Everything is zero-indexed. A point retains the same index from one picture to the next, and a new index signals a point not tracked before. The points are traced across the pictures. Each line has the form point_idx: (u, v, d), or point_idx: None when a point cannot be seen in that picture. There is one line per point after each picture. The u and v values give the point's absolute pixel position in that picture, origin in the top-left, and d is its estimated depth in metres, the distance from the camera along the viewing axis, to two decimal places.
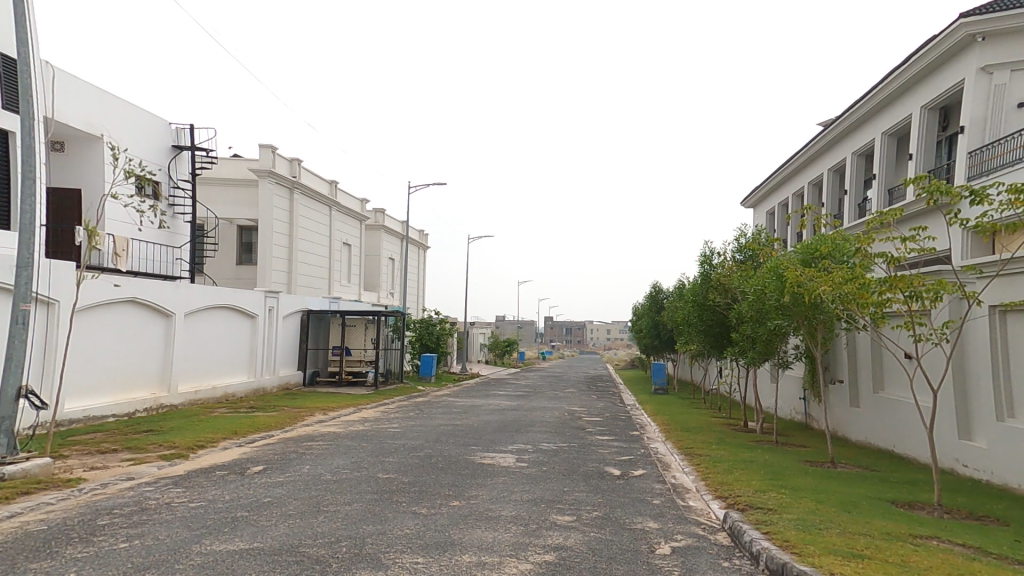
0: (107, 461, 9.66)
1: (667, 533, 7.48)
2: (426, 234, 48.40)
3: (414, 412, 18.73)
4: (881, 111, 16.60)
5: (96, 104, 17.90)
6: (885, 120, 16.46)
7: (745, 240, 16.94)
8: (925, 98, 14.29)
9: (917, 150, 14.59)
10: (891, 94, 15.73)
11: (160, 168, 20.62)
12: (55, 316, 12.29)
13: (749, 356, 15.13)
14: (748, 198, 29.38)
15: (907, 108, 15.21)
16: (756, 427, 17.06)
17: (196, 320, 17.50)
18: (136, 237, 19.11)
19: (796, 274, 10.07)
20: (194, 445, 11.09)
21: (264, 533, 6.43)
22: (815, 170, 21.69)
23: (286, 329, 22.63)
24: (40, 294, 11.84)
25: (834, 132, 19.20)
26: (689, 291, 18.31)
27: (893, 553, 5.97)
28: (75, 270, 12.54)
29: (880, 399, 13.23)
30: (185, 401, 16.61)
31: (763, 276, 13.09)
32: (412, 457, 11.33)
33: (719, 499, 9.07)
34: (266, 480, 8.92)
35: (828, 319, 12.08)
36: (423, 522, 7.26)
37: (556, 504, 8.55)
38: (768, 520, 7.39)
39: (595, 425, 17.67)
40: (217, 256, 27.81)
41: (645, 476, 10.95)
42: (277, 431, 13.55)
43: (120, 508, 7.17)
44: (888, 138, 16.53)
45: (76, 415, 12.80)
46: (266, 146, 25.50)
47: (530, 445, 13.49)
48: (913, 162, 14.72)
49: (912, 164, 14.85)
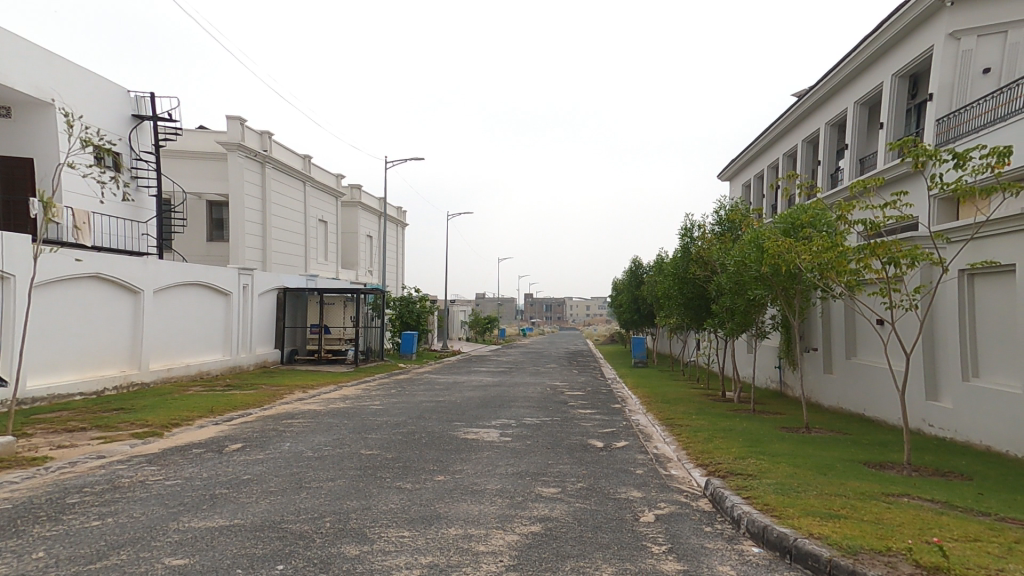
0: (75, 440, 9.34)
1: (651, 501, 7.57)
2: (404, 211, 47.73)
3: (396, 389, 18.64)
4: (854, 80, 16.68)
5: (46, 67, 16.85)
6: (856, 90, 16.58)
7: (725, 212, 16.95)
8: (894, 67, 14.42)
9: (888, 119, 14.72)
10: (863, 63, 15.81)
11: (121, 138, 19.67)
12: (10, 291, 11.69)
13: (728, 328, 15.32)
14: (725, 170, 29.47)
15: (879, 77, 15.26)
16: (734, 397, 17.40)
17: (166, 296, 16.95)
18: (97, 211, 18.29)
19: (776, 243, 10.10)
20: (168, 423, 10.82)
21: (245, 510, 6.29)
22: (790, 142, 21.82)
23: (262, 306, 22.15)
24: None
25: (808, 103, 19.27)
26: (669, 265, 18.37)
27: (868, 512, 6.13)
28: (30, 242, 11.90)
29: (852, 365, 13.58)
30: (157, 378, 16.20)
31: (743, 247, 13.17)
32: (396, 433, 11.25)
33: (700, 467, 9.23)
34: (245, 458, 8.75)
35: (805, 288, 12.26)
36: (409, 497, 7.20)
37: (541, 476, 8.59)
38: (749, 485, 7.53)
39: (577, 399, 17.84)
40: (187, 232, 26.95)
41: (627, 447, 11.08)
42: (255, 408, 13.33)
43: (90, 487, 6.92)
44: (860, 107, 16.61)
45: (40, 393, 12.34)
46: (234, 116, 24.54)
47: (514, 420, 13.53)
48: (884, 131, 14.85)
49: (883, 133, 14.99)
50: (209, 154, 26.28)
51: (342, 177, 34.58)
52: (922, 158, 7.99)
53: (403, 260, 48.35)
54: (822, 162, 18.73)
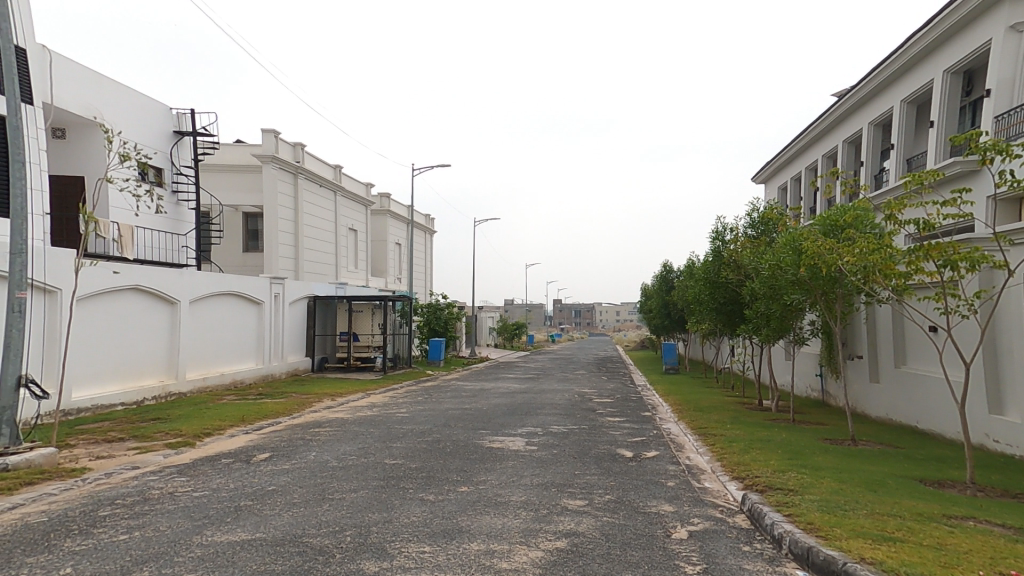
0: (112, 450, 9.53)
1: (684, 516, 7.22)
2: (432, 218, 48.19)
3: (423, 396, 18.63)
4: (901, 77, 15.86)
5: (94, 88, 17.55)
6: (903, 88, 15.80)
7: (758, 213, 16.39)
8: (947, 62, 13.67)
9: (939, 116, 13.96)
10: (911, 60, 15.07)
11: (163, 154, 20.36)
12: (52, 304, 12.07)
13: (763, 334, 14.72)
14: (759, 172, 28.55)
15: (929, 73, 14.49)
16: (771, 405, 16.71)
17: (202, 306, 17.36)
18: (138, 224, 18.90)
19: (816, 245, 9.63)
20: (200, 433, 10.96)
21: (267, 523, 6.24)
22: (830, 143, 20.96)
23: (293, 315, 22.52)
24: (35, 281, 11.65)
25: (849, 102, 18.46)
26: (700, 269, 17.84)
27: (926, 535, 5.65)
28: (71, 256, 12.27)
29: (902, 373, 12.82)
30: (194, 387, 16.58)
31: (778, 250, 12.63)
32: (421, 442, 11.15)
33: (736, 481, 8.79)
34: (272, 468, 8.76)
35: (847, 292, 11.65)
36: (431, 509, 7.06)
37: (567, 488, 8.31)
38: (790, 502, 7.09)
39: (605, 406, 17.46)
40: (224, 243, 27.74)
41: (658, 458, 10.68)
42: (284, 417, 13.45)
43: (122, 498, 6.96)
44: (907, 105, 15.84)
45: (84, 403, 12.74)
46: (269, 130, 25.16)
47: (540, 428, 13.27)
48: (934, 128, 14.09)
49: (933, 131, 14.22)
50: (245, 168, 26.99)
51: (371, 186, 35.05)
52: (990, 155, 7.45)
53: (431, 267, 48.73)
54: (864, 162, 17.98)
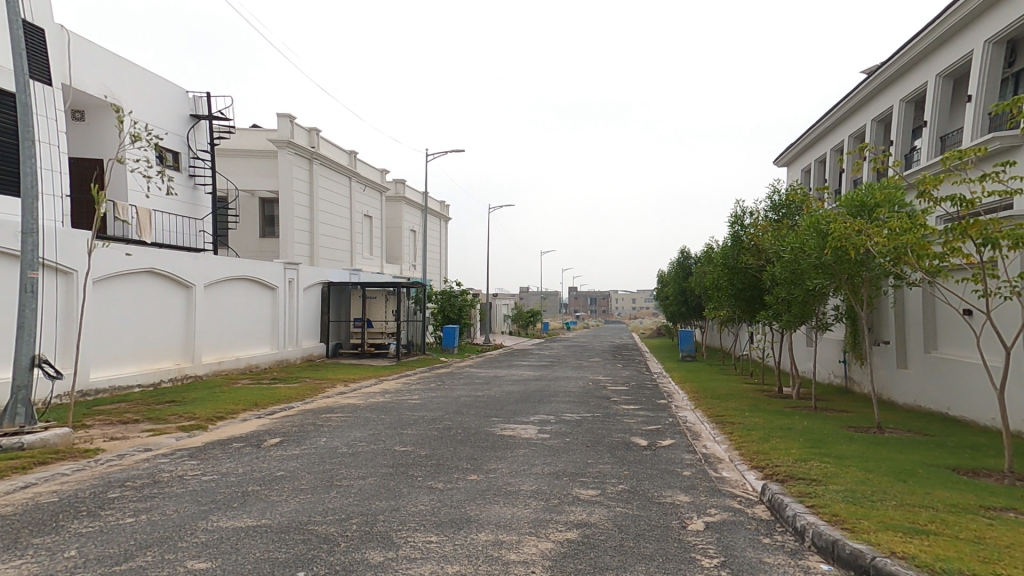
0: (127, 432, 9.55)
1: (700, 507, 6.96)
2: (447, 205, 48.05)
3: (436, 383, 18.55)
4: (937, 51, 15.09)
5: (110, 70, 17.49)
6: (938, 62, 15.05)
7: (780, 195, 15.83)
8: (987, 33, 12.95)
9: (977, 91, 13.24)
10: (947, 33, 14.33)
11: (179, 138, 20.39)
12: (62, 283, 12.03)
13: (783, 320, 14.27)
14: (782, 155, 27.73)
15: (967, 45, 13.75)
16: (792, 393, 16.29)
17: (217, 291, 17.42)
18: (156, 208, 18.99)
19: (843, 225, 9.18)
20: (214, 417, 10.97)
21: (273, 509, 6.13)
22: (856, 122, 20.18)
23: (307, 301, 22.57)
24: (46, 260, 11.61)
25: (880, 78, 17.68)
26: (718, 254, 17.37)
27: (963, 528, 5.32)
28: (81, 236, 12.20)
29: (933, 360, 12.32)
30: (210, 370, 16.71)
31: (801, 232, 12.13)
32: (431, 429, 11.02)
33: (755, 470, 8.50)
34: (282, 453, 8.69)
35: (875, 276, 11.17)
36: (439, 498, 6.90)
37: (579, 477, 8.10)
38: (813, 492, 6.79)
39: (620, 394, 17.20)
40: (240, 229, 27.87)
41: (674, 446, 10.43)
42: (297, 402, 13.44)
43: (133, 480, 6.88)
44: (943, 80, 15.06)
45: (102, 384, 12.88)
46: (284, 115, 25.06)
47: (553, 415, 13.08)
48: (972, 104, 13.37)
49: (970, 106, 13.50)
50: (261, 153, 27.02)
51: (386, 172, 34.91)
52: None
53: (445, 254, 48.65)
54: (893, 142, 17.26)
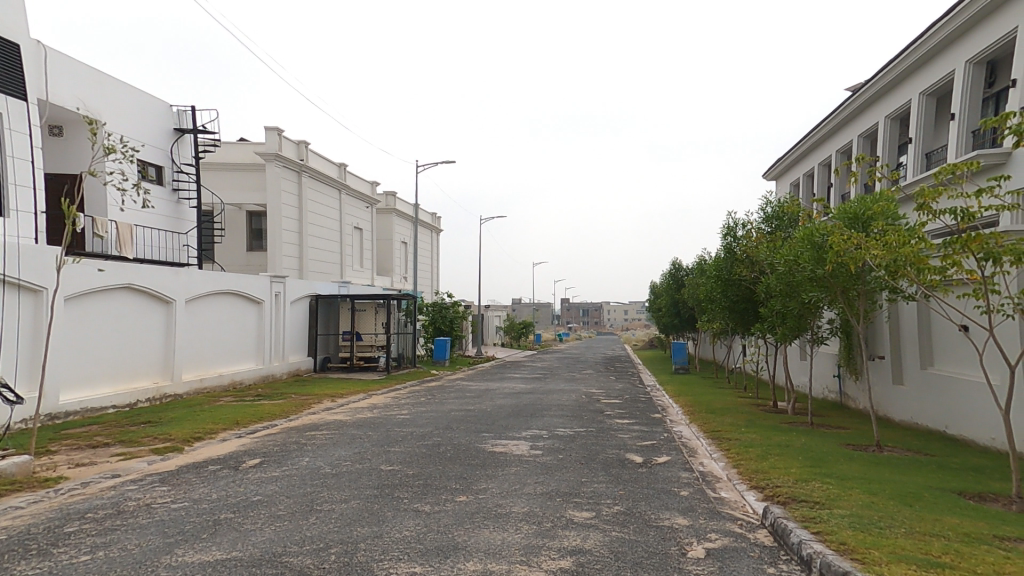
0: (95, 457, 9.06)
1: (699, 531, 6.63)
2: (438, 216, 47.83)
3: (425, 397, 18.12)
4: (919, 69, 15.15)
5: (89, 83, 17.12)
6: (920, 81, 15.11)
7: (772, 207, 15.72)
8: (968, 52, 13.00)
9: (960, 110, 13.25)
10: (929, 52, 14.39)
11: (163, 151, 20.03)
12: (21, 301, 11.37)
13: (778, 333, 14.05)
14: (770, 169, 27.81)
15: (949, 65, 13.81)
16: (787, 407, 16.06)
17: (198, 306, 16.95)
18: (138, 223, 18.58)
19: (839, 239, 8.97)
20: (191, 438, 10.50)
21: (245, 540, 5.72)
22: (843, 138, 20.21)
23: (294, 313, 22.10)
24: (7, 277, 11.00)
25: (865, 95, 17.74)
26: (711, 266, 17.17)
27: (978, 562, 5.03)
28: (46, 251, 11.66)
29: (929, 375, 12.15)
30: (190, 389, 16.19)
31: (795, 245, 11.96)
32: (420, 447, 10.62)
33: (755, 490, 8.19)
34: (260, 476, 8.26)
35: (871, 288, 10.96)
36: (425, 522, 6.52)
37: (573, 498, 7.73)
38: (818, 517, 6.49)
39: (614, 407, 16.87)
40: (227, 242, 27.39)
41: (670, 464, 10.11)
42: (280, 420, 12.98)
43: (95, 511, 6.42)
44: (927, 97, 15.09)
45: (73, 406, 12.33)
46: (272, 127, 24.77)
47: (546, 430, 12.70)
48: (954, 122, 13.39)
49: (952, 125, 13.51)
50: (247, 165, 26.66)
51: (376, 185, 34.63)
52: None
53: (437, 265, 48.31)
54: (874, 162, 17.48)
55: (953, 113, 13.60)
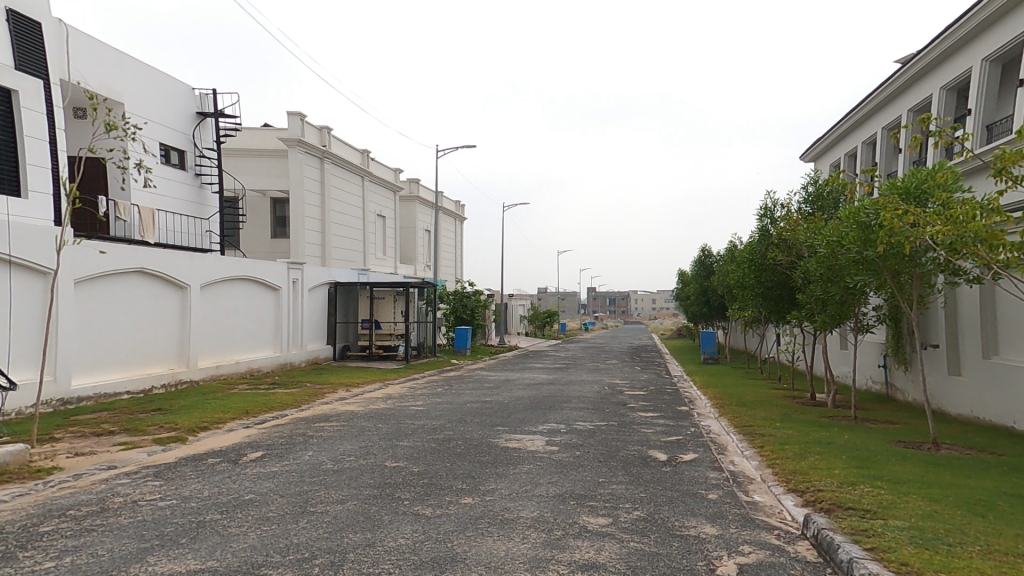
0: (96, 446, 8.78)
1: (730, 543, 5.86)
2: (462, 204, 47.45)
3: (443, 387, 17.64)
4: (981, 34, 13.71)
5: (110, 67, 16.99)
6: (982, 47, 13.66)
7: (814, 186, 14.54)
8: None
9: None
10: (995, 14, 12.95)
11: (185, 136, 19.92)
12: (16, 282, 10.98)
13: (817, 321, 13.01)
14: (809, 150, 26.26)
15: (1017, 28, 12.38)
16: (827, 400, 15.00)
17: (214, 292, 16.81)
18: (161, 208, 18.57)
19: (893, 214, 7.93)
20: (196, 427, 10.21)
21: (225, 546, 5.22)
22: (890, 114, 18.68)
23: (313, 301, 21.90)
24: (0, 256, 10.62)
25: (916, 66, 16.24)
26: (744, 250, 16.10)
27: None
28: (45, 230, 11.30)
29: (993, 365, 11.03)
30: (206, 376, 16.07)
31: (838, 225, 10.88)
32: (430, 441, 10.08)
33: (793, 494, 7.37)
34: (258, 471, 7.82)
35: (926, 272, 9.84)
36: (424, 528, 5.94)
37: (588, 501, 7.04)
38: (871, 529, 5.65)
39: (637, 399, 16.07)
40: (250, 229, 27.33)
41: (697, 462, 9.32)
42: (291, 410, 12.65)
43: (78, 508, 6.05)
44: (989, 65, 13.63)
45: (85, 392, 12.23)
46: (294, 113, 24.49)
47: (564, 424, 12.02)
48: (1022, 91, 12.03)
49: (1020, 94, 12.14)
50: (269, 153, 26.55)
51: (398, 172, 34.24)
52: None
53: (461, 253, 47.88)
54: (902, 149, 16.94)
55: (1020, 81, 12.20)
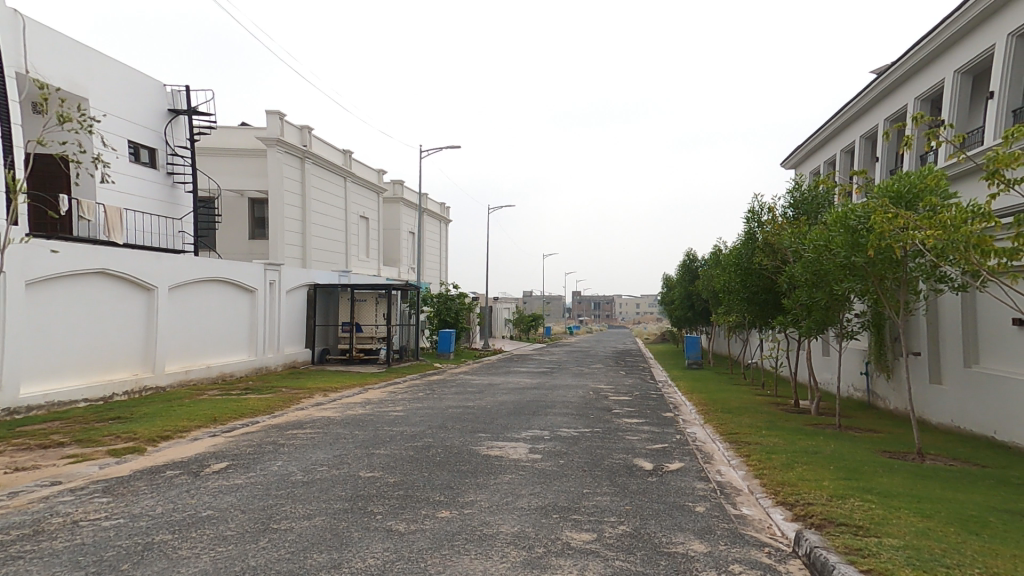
0: (45, 459, 8.21)
1: (720, 562, 5.56)
2: (447, 206, 47.03)
3: (424, 392, 17.19)
4: (953, 45, 13.74)
5: (73, 58, 16.29)
6: (955, 57, 13.67)
7: (800, 191, 14.44)
8: (1010, 24, 11.60)
9: (1000, 89, 11.90)
10: (967, 25, 12.95)
11: (157, 133, 19.25)
12: None
13: (802, 327, 12.86)
14: (790, 157, 26.36)
15: (988, 39, 12.40)
16: (811, 406, 14.89)
17: (183, 294, 16.15)
18: (130, 207, 17.88)
19: (882, 219, 7.71)
20: (157, 437, 9.66)
21: (171, 572, 4.76)
22: (868, 122, 18.73)
23: (291, 303, 21.27)
24: None
25: (892, 75, 16.25)
26: (731, 255, 15.94)
27: None
28: None
29: (975, 373, 10.95)
30: (174, 381, 15.43)
31: (824, 230, 10.70)
32: (408, 449, 9.66)
33: (782, 508, 7.10)
34: (219, 484, 7.34)
35: (911, 277, 9.69)
36: (396, 547, 5.53)
37: (571, 515, 6.70)
38: (865, 548, 5.38)
39: (622, 405, 15.79)
40: (228, 229, 26.59)
41: (683, 471, 9.04)
42: (263, 417, 12.11)
43: (10, 531, 5.54)
44: (962, 75, 13.64)
45: (37, 400, 11.57)
46: (274, 111, 23.86)
47: (548, 431, 11.67)
48: (994, 101, 12.04)
49: (992, 104, 12.14)
50: (247, 151, 25.87)
51: (381, 172, 33.69)
52: None
53: (445, 255, 47.41)
54: (880, 158, 17.01)
55: (992, 91, 12.20)
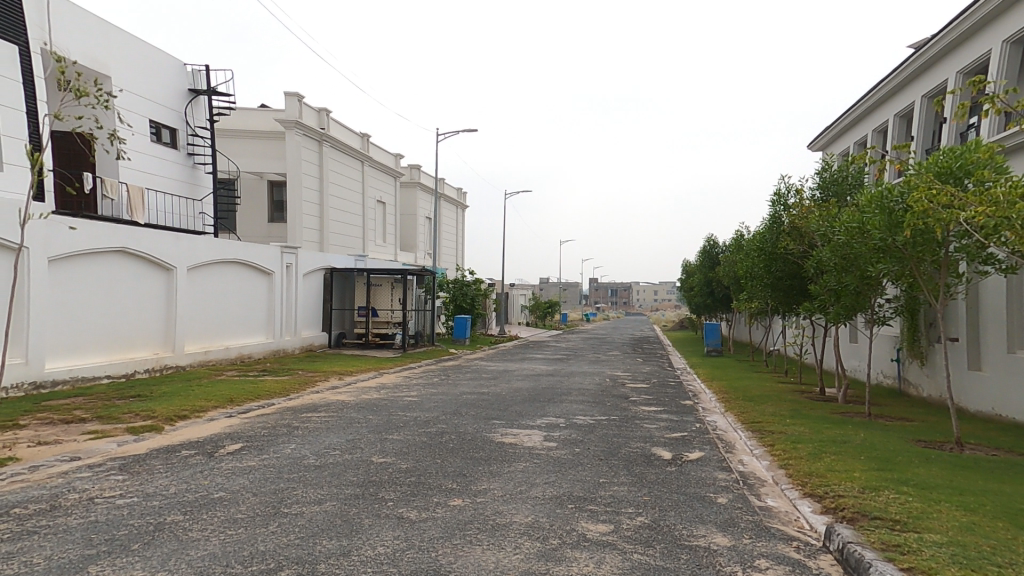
0: (64, 435, 8.24)
1: (745, 556, 5.29)
2: (463, 192, 46.77)
3: (439, 377, 17.08)
4: (1000, 15, 12.90)
5: (95, 38, 16.28)
6: (1002, 28, 12.81)
7: (830, 172, 13.83)
8: None
9: None
10: None
11: (178, 114, 19.28)
12: None
13: (830, 313, 12.35)
14: (817, 139, 25.43)
15: None
16: (837, 395, 14.41)
17: (202, 275, 16.23)
18: (152, 188, 17.98)
19: (926, 195, 7.21)
20: (174, 416, 9.67)
21: (181, 554, 4.67)
22: (903, 100, 17.83)
23: (308, 286, 21.30)
24: None
25: (932, 49, 15.36)
26: (755, 239, 15.38)
27: None
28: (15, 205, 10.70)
29: (1018, 359, 10.42)
30: (193, 361, 15.57)
31: (858, 212, 10.16)
32: (421, 435, 9.52)
33: (811, 500, 6.79)
34: (234, 465, 7.28)
35: (953, 259, 9.15)
36: (407, 535, 5.38)
37: (587, 505, 6.48)
38: (904, 545, 5.06)
39: (640, 392, 15.48)
40: (247, 212, 26.72)
41: (704, 461, 8.74)
42: (279, 399, 12.11)
43: (26, 505, 5.52)
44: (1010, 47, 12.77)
45: (61, 376, 11.74)
46: (292, 93, 23.74)
47: (563, 418, 11.45)
48: None
49: None
50: (266, 134, 25.84)
51: (399, 156, 33.49)
52: None
53: (462, 241, 47.24)
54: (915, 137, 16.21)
55: None
